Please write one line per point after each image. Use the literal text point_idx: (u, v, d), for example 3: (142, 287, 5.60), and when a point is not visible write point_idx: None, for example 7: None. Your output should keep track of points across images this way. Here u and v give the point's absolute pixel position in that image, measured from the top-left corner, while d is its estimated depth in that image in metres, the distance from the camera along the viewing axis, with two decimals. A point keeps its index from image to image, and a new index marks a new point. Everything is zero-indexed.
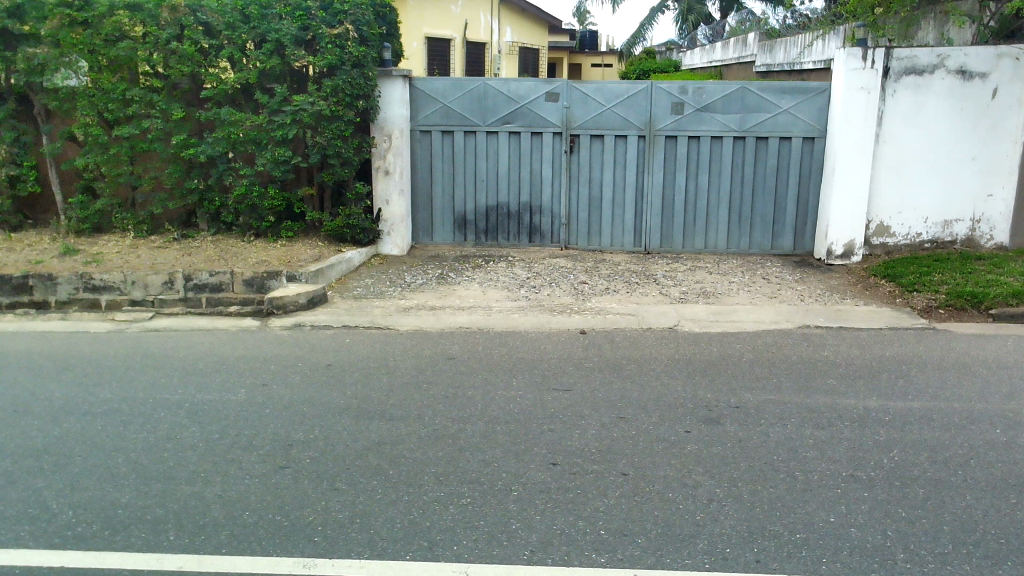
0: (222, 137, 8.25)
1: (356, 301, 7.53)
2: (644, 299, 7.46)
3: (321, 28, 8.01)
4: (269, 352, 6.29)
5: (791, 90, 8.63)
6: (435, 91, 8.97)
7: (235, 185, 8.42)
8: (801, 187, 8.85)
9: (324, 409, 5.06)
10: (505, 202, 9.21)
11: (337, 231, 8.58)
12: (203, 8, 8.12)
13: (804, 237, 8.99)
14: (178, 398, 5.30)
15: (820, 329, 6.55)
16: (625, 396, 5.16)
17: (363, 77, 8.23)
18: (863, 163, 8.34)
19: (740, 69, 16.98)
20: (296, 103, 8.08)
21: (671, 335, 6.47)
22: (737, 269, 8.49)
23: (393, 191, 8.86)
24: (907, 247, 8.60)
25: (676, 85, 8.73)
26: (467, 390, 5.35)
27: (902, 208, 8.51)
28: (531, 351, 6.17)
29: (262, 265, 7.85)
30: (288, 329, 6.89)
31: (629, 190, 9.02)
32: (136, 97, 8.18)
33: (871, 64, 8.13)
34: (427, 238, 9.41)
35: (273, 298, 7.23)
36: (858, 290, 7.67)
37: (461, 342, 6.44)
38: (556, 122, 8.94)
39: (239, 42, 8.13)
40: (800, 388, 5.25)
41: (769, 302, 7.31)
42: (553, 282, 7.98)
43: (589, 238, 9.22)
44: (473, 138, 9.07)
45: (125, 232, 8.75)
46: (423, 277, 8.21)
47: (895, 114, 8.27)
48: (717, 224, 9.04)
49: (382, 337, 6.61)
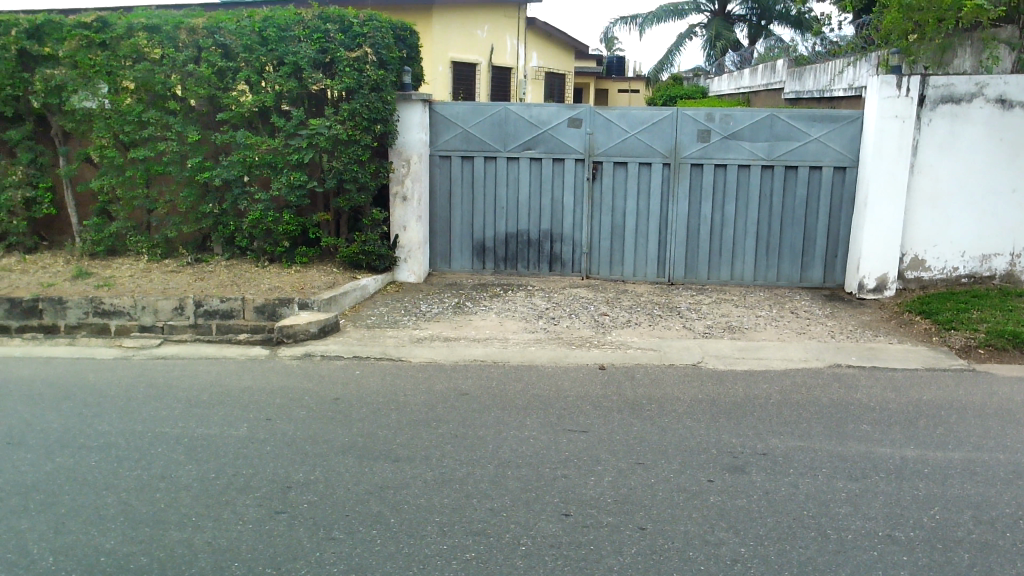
0: (238, 161, 8.11)
1: (369, 330, 7.32)
2: (667, 333, 7.18)
3: (340, 51, 7.87)
4: (276, 384, 6.09)
5: (821, 118, 8.35)
6: (456, 116, 8.81)
7: (250, 209, 8.28)
8: (832, 218, 8.54)
9: (327, 448, 4.82)
10: (525, 229, 8.98)
11: (352, 258, 8.39)
12: (221, 30, 7.94)
13: (835, 270, 8.67)
14: (178, 433, 5.11)
15: (852, 369, 6.23)
16: (645, 440, 4.88)
17: (382, 101, 8.01)
18: (897, 194, 8.02)
19: (770, 96, 16.70)
20: (313, 127, 7.94)
21: (695, 373, 6.18)
22: (765, 302, 8.18)
23: (411, 217, 8.66)
24: (943, 282, 8.24)
25: (703, 111, 8.49)
26: (479, 429, 5.10)
27: (938, 242, 8.16)
28: (548, 387, 5.91)
29: (274, 292, 7.66)
30: (297, 359, 6.69)
31: (653, 219, 8.76)
32: (152, 120, 8.06)
33: (906, 92, 7.85)
34: (445, 265, 9.20)
35: (283, 326, 7.03)
36: (891, 327, 7.34)
37: (475, 376, 6.19)
38: (578, 149, 8.72)
39: (256, 64, 7.97)
40: (832, 434, 4.94)
41: (798, 339, 7.00)
42: (573, 314, 7.73)
43: (611, 267, 8.96)
44: (493, 164, 8.87)
45: (139, 255, 8.63)
46: (439, 306, 7.99)
47: (931, 143, 7.96)
48: (743, 255, 8.75)
49: (394, 369, 6.39)
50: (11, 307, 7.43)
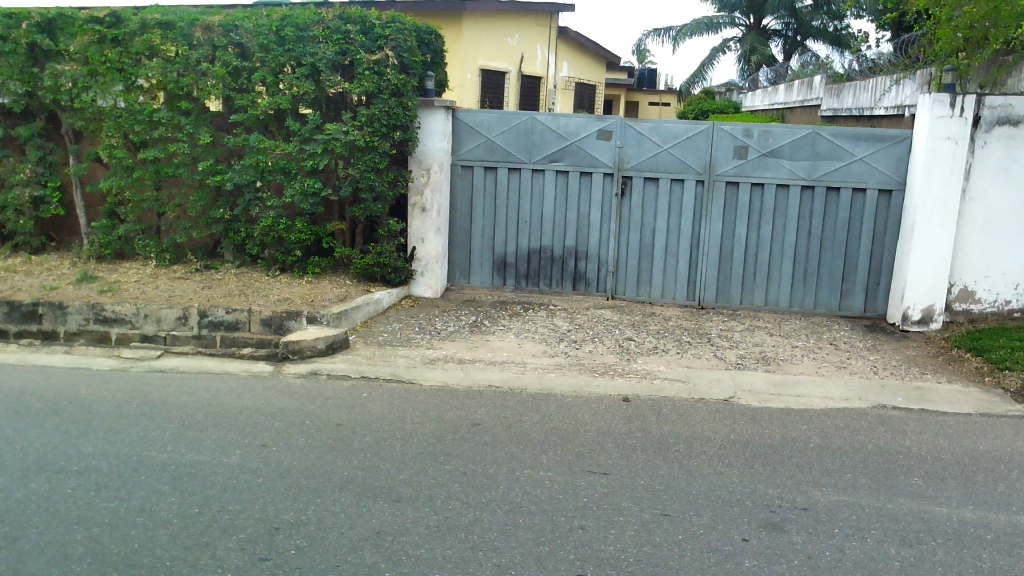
0: (250, 165, 7.76)
1: (380, 348, 6.91)
2: (696, 362, 6.71)
3: (360, 54, 7.49)
4: (277, 405, 5.70)
5: (867, 138, 7.87)
6: (480, 124, 8.42)
7: (262, 216, 7.92)
8: (875, 244, 8.04)
9: (323, 483, 4.42)
10: (548, 245, 8.56)
11: (366, 270, 8.01)
12: (237, 28, 7.62)
13: (877, 299, 8.15)
14: (166, 458, 4.73)
15: (898, 411, 5.73)
16: (672, 487, 4.43)
17: (402, 107, 7.64)
18: (947, 221, 7.51)
19: (806, 112, 16.16)
20: (329, 132, 7.57)
21: (726, 409, 5.72)
22: (801, 331, 7.69)
23: (430, 229, 8.26)
24: (994, 316, 7.71)
25: (741, 127, 8.03)
26: (490, 466, 4.68)
27: (990, 272, 7.64)
28: (567, 419, 5.48)
29: (283, 304, 7.29)
30: (302, 378, 6.30)
31: (684, 239, 8.30)
32: (163, 120, 7.75)
33: (960, 112, 7.33)
34: (464, 280, 8.79)
35: (289, 342, 6.62)
36: (939, 364, 6.82)
37: (488, 404, 5.77)
38: (607, 162, 8.29)
39: (272, 65, 7.62)
40: (879, 488, 4.47)
41: (838, 374, 6.51)
42: (597, 337, 7.28)
43: (638, 288, 8.51)
44: (518, 176, 8.47)
45: (147, 259, 8.31)
46: (455, 324, 7.59)
47: (985, 168, 7.44)
48: (779, 280, 8.26)
49: (404, 393, 5.99)
50: (10, 310, 7.13)
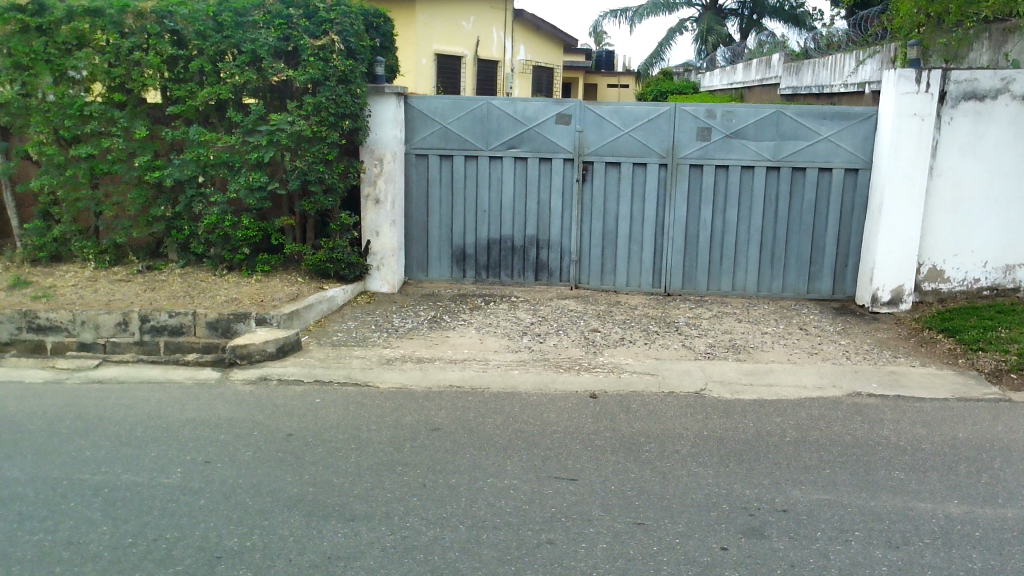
0: (191, 159, 7.33)
1: (334, 349, 6.57)
2: (664, 353, 6.47)
3: (304, 39, 7.09)
4: (223, 415, 5.35)
5: (832, 116, 7.67)
6: (434, 111, 8.08)
7: (205, 213, 7.51)
8: (842, 224, 7.86)
9: (270, 503, 4.09)
10: (508, 235, 8.26)
11: (319, 266, 7.64)
12: (171, 14, 7.17)
13: (845, 280, 7.98)
14: (98, 481, 4.36)
15: (874, 398, 5.54)
16: (644, 492, 4.17)
17: (350, 95, 7.26)
18: (915, 200, 7.34)
19: (765, 91, 16.00)
20: (273, 123, 7.17)
21: (698, 403, 5.48)
22: (770, 316, 7.50)
23: (384, 222, 7.92)
24: (963, 295, 7.58)
25: (703, 107, 7.79)
26: (451, 476, 4.38)
27: (958, 250, 7.50)
28: (533, 420, 5.19)
29: (230, 305, 6.92)
30: (251, 384, 5.95)
31: (648, 225, 8.06)
32: (95, 114, 7.30)
33: (926, 87, 7.17)
34: (422, 274, 8.46)
35: (236, 346, 6.25)
36: (911, 346, 6.65)
37: (448, 406, 5.46)
38: (567, 148, 8.00)
39: (210, 52, 7.19)
40: (860, 485, 4.25)
41: (810, 361, 6.31)
42: (561, 330, 7.01)
43: (602, 276, 8.25)
44: (475, 163, 8.14)
45: (85, 262, 7.86)
46: (413, 321, 7.27)
47: (952, 144, 7.29)
48: (746, 264, 8.05)
49: (359, 398, 5.66)
50: None
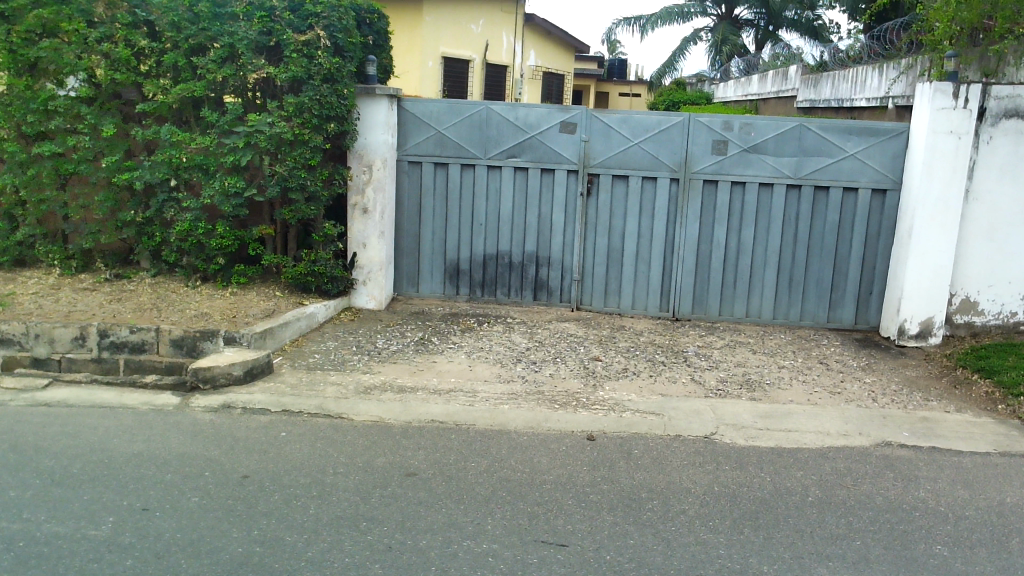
0: (162, 161, 6.76)
1: (309, 374, 5.98)
2: (671, 388, 5.86)
3: (287, 33, 6.52)
4: (174, 450, 4.76)
5: (859, 131, 7.08)
6: (428, 114, 7.51)
7: (177, 219, 6.90)
8: (867, 249, 7.26)
9: (207, 568, 3.50)
10: (505, 250, 7.68)
11: (299, 280, 7.06)
12: (145, 4, 6.65)
13: (868, 309, 7.36)
14: (15, 531, 3.77)
15: (906, 450, 4.93)
16: (645, 565, 3.57)
17: (336, 95, 6.68)
18: (947, 224, 6.74)
19: (781, 103, 15.38)
20: (251, 123, 6.61)
21: (708, 450, 4.88)
22: (787, 347, 6.88)
23: (372, 233, 7.34)
24: (998, 329, 6.96)
25: (719, 118, 7.21)
26: (421, 537, 3.79)
27: (994, 280, 6.89)
28: (521, 467, 4.59)
29: (199, 320, 6.35)
30: (212, 412, 5.36)
31: (656, 243, 7.46)
32: (60, 109, 6.74)
33: (964, 102, 6.56)
34: (412, 289, 7.87)
35: (198, 368, 5.65)
36: (943, 388, 6.03)
37: (428, 447, 4.87)
38: (571, 158, 7.43)
39: (185, 46, 6.62)
40: (898, 563, 3.64)
41: (832, 403, 5.69)
42: (558, 358, 6.42)
43: (606, 298, 7.65)
44: (472, 173, 7.57)
45: (50, 268, 7.30)
46: (398, 343, 6.68)
47: (990, 165, 6.69)
48: (761, 289, 7.44)
49: (329, 432, 5.07)
50: None
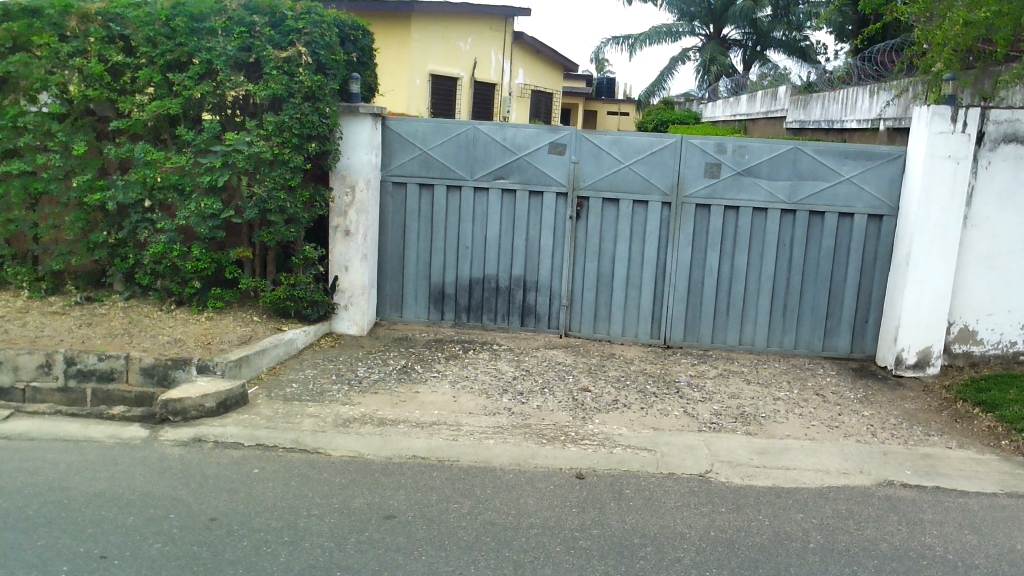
0: (136, 181, 6.51)
1: (285, 405, 5.71)
2: (663, 422, 5.63)
3: (267, 50, 6.31)
4: (138, 489, 4.49)
5: (855, 155, 6.92)
6: (414, 134, 7.30)
7: (151, 241, 6.63)
8: (863, 276, 7.07)
9: None
10: (492, 274, 7.45)
11: (278, 304, 6.81)
12: (120, 17, 6.43)
13: (864, 338, 7.17)
14: None
15: (909, 490, 4.71)
16: None
17: (317, 114, 6.46)
18: (946, 251, 6.56)
19: (771, 124, 15.26)
20: (229, 142, 6.38)
21: (703, 489, 4.65)
22: (782, 377, 6.67)
23: (354, 256, 7.10)
24: (997, 359, 6.78)
25: (712, 140, 7.03)
26: None
27: (993, 309, 6.71)
28: (506, 509, 4.35)
29: (172, 347, 6.08)
30: (181, 446, 5.09)
31: (648, 269, 7.26)
32: (30, 125, 6.50)
33: (963, 127, 6.40)
34: (396, 314, 7.63)
35: (168, 400, 5.38)
36: (944, 422, 5.83)
37: (408, 485, 4.61)
38: (560, 181, 7.23)
39: (160, 62, 6.39)
40: None
41: (830, 438, 5.47)
42: (546, 388, 6.18)
43: (596, 324, 7.43)
44: (458, 195, 7.36)
45: (19, 290, 7.03)
46: (379, 371, 6.43)
47: (989, 191, 6.53)
48: (755, 316, 7.24)
49: (305, 469, 4.81)
50: None
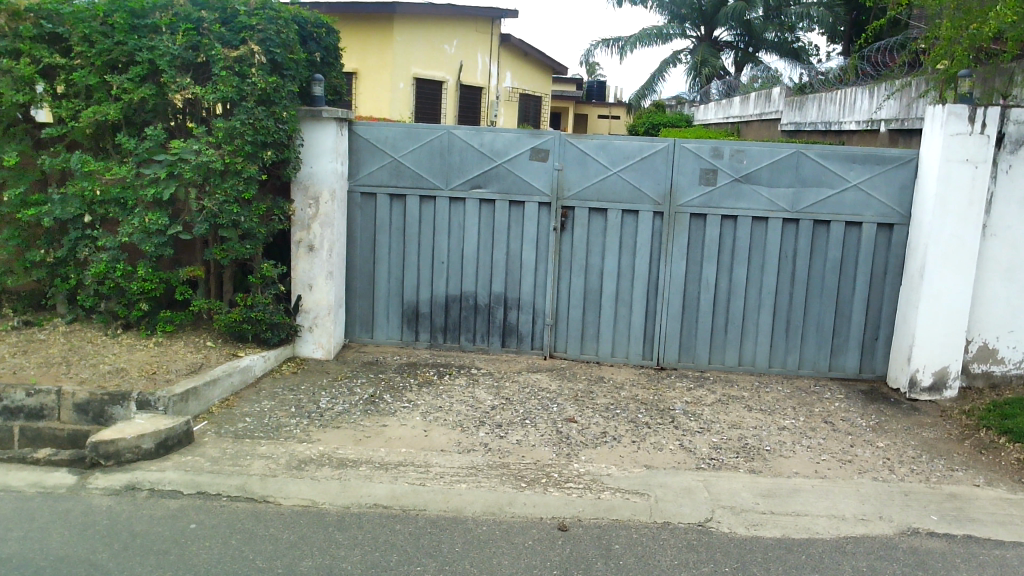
0: (75, 195, 5.95)
1: (235, 444, 5.11)
2: (657, 458, 5.06)
3: (215, 48, 5.72)
4: (52, 552, 3.89)
5: (862, 159, 6.36)
6: (384, 140, 6.72)
7: (92, 259, 6.03)
8: (872, 290, 6.52)
9: None
10: (470, 291, 6.87)
11: (234, 328, 6.20)
12: (54, 14, 5.85)
13: (874, 357, 6.60)
14: None
15: (938, 541, 4.14)
16: None
17: (272, 119, 5.89)
18: (964, 263, 6.00)
19: (765, 126, 14.70)
20: (175, 151, 5.78)
21: (702, 543, 4.06)
22: (787, 402, 6.10)
23: (319, 273, 6.51)
24: (1019, 379, 6.22)
25: (708, 144, 6.47)
26: None
27: (1015, 325, 6.16)
28: (477, 572, 3.75)
29: (111, 378, 5.46)
30: (111, 496, 4.48)
31: (638, 285, 6.69)
32: None
33: (981, 128, 5.85)
34: (366, 335, 7.04)
35: (99, 442, 4.76)
36: (968, 454, 5.26)
37: (364, 544, 4.01)
38: (543, 189, 6.65)
39: (97, 62, 5.82)
40: None
41: (844, 476, 4.89)
42: (527, 419, 5.59)
43: (583, 344, 6.85)
44: (432, 206, 6.78)
45: None
46: (344, 402, 5.83)
47: (1010, 197, 5.98)
48: (756, 334, 6.67)
49: (249, 523, 4.21)
50: None
